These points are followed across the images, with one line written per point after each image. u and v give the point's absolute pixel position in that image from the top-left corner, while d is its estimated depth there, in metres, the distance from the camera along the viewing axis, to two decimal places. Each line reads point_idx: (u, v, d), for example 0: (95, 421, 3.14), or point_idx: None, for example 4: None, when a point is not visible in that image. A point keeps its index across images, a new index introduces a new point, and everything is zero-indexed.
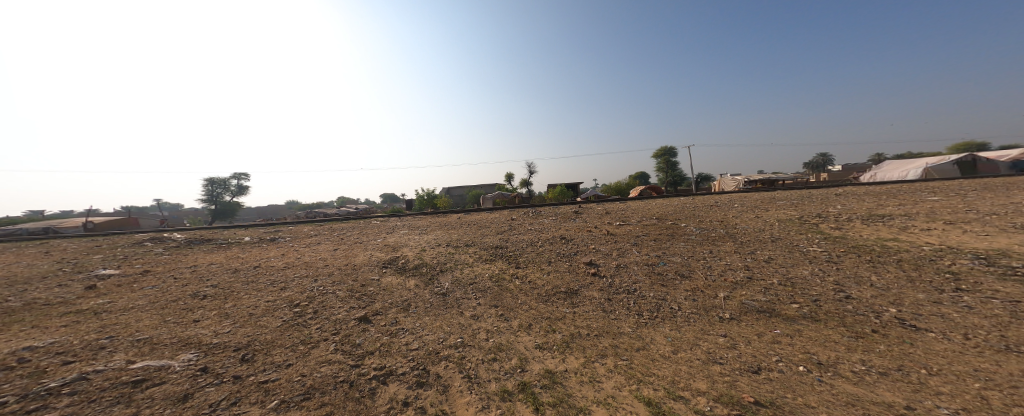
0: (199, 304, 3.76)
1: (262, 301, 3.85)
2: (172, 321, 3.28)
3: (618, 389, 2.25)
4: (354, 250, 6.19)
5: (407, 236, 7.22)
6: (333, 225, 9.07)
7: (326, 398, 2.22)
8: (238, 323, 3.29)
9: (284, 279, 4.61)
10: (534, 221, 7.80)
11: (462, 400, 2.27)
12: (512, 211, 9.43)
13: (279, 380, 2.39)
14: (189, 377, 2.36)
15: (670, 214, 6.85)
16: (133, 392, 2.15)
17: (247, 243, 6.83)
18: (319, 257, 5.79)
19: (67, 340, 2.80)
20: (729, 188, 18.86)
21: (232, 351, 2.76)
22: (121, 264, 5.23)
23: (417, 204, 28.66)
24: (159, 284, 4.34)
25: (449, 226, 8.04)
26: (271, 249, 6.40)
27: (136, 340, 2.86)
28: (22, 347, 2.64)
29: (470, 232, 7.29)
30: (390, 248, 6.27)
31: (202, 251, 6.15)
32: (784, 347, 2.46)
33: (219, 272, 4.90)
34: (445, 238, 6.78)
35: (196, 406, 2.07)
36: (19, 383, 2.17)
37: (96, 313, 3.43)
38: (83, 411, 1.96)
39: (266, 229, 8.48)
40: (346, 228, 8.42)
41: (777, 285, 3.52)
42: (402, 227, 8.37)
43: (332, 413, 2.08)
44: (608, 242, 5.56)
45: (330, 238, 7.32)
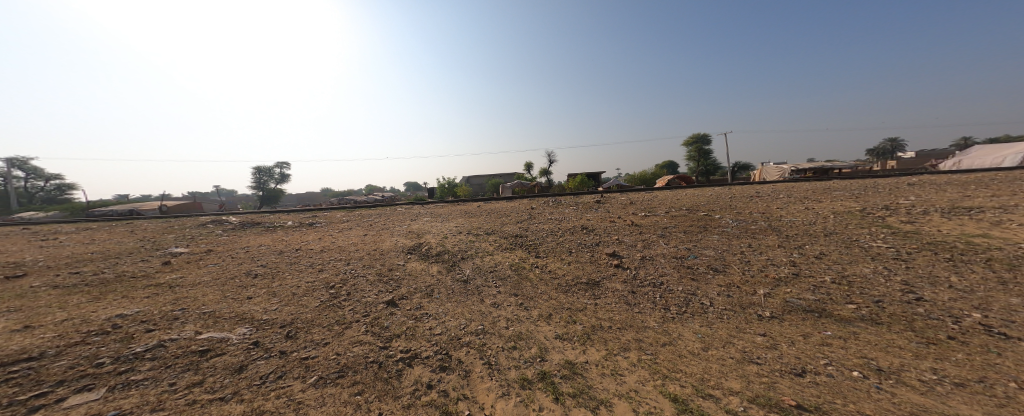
0: (252, 282, 4.13)
1: (303, 282, 4.17)
2: (230, 297, 3.64)
3: (642, 384, 2.22)
4: (381, 236, 6.49)
5: (430, 223, 7.44)
6: (362, 211, 9.52)
7: (358, 377, 2.38)
8: (283, 301, 3.59)
9: (321, 262, 4.94)
10: (556, 210, 7.71)
11: (483, 385, 2.35)
12: (535, 200, 9.38)
13: (318, 357, 2.59)
14: (244, 350, 2.62)
15: (702, 205, 6.50)
16: (198, 361, 2.43)
17: (288, 227, 7.36)
18: (351, 241, 6.13)
19: (150, 310, 3.20)
20: (772, 177, 17.49)
21: (279, 328, 3.02)
22: (189, 243, 5.86)
23: (439, 192, 29.40)
24: (219, 262, 4.82)
25: (471, 214, 8.16)
26: (310, 233, 6.87)
27: (202, 313, 3.21)
28: (115, 314, 3.06)
29: (491, 220, 7.36)
30: (414, 234, 6.50)
31: (253, 233, 6.75)
32: (835, 350, 2.29)
33: (267, 253, 5.35)
34: (468, 226, 6.90)
35: (250, 377, 2.30)
36: (114, 346, 2.52)
37: (171, 286, 3.89)
38: (162, 374, 2.25)
39: (304, 214, 9.08)
40: (374, 215, 8.81)
41: (829, 283, 3.27)
42: (425, 214, 8.64)
43: (363, 391, 2.23)
44: (633, 233, 5.40)
45: (359, 224, 7.70)
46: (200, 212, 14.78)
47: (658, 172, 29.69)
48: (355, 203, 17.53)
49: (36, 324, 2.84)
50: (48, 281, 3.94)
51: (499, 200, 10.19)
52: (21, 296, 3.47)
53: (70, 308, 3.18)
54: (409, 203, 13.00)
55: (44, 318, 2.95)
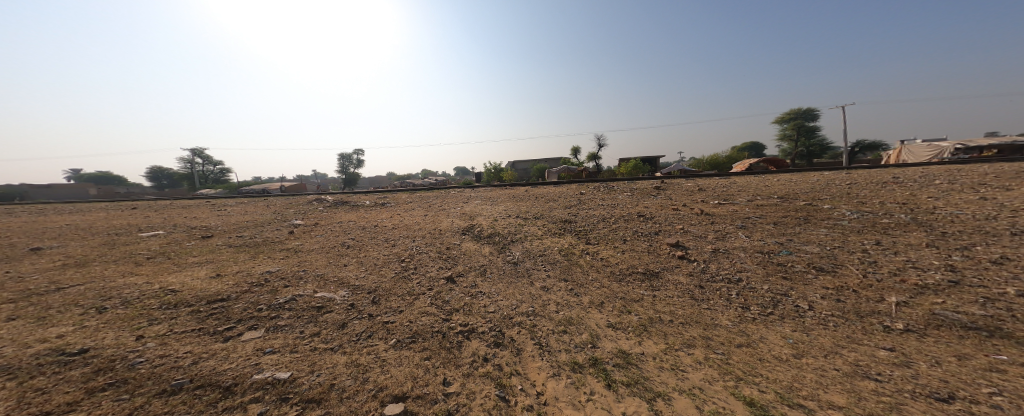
0: (345, 252, 4.86)
1: (381, 255, 4.76)
2: (333, 263, 4.36)
3: (708, 383, 2.07)
4: (439, 216, 6.98)
5: (481, 206, 7.74)
6: (423, 193, 10.32)
7: (427, 344, 2.67)
8: (368, 270, 4.16)
9: (393, 238, 5.55)
10: (611, 195, 7.32)
11: (534, 364, 2.44)
12: (588, 184, 9.02)
13: (396, 322, 2.97)
14: (345, 310, 3.13)
15: (806, 192, 5.53)
16: (314, 316, 2.99)
17: (364, 206, 8.39)
18: (415, 221, 6.74)
19: (284, 269, 4.02)
20: (915, 158, 13.84)
21: (366, 293, 3.53)
22: (303, 216, 7.12)
23: (485, 177, 30.24)
24: (323, 233, 5.78)
25: (520, 198, 8.24)
26: (383, 211, 7.74)
27: (317, 275, 3.92)
28: (266, 269, 3.95)
29: (539, 205, 7.33)
30: (467, 216, 6.84)
31: (343, 210, 7.89)
32: (1007, 379, 1.80)
33: (353, 227, 6.21)
34: (519, 210, 6.99)
35: (349, 332, 2.77)
36: (265, 297, 3.25)
37: (296, 250, 4.83)
38: (294, 323, 2.86)
39: (377, 195, 10.19)
40: (432, 197, 9.49)
41: (1011, 296, 2.52)
42: (475, 197, 8.97)
43: (431, 357, 2.51)
44: (703, 223, 4.86)
45: (421, 205, 8.37)
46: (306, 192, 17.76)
47: (736, 155, 26.06)
48: (417, 186, 19.07)
49: (223, 272, 3.81)
50: (227, 241, 5.20)
51: (549, 184, 10.05)
52: (212, 251, 4.70)
53: (239, 262, 4.19)
54: (464, 186, 13.63)
55: (226, 269, 3.93)
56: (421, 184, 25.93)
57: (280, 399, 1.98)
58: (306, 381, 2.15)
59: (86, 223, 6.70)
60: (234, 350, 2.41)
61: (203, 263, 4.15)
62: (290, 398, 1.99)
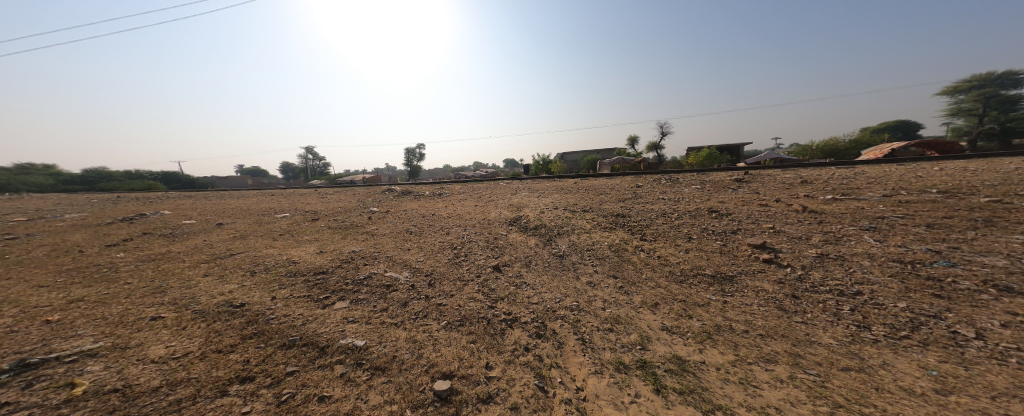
0: (408, 236, 5.27)
1: (437, 241, 5.03)
2: (398, 247, 4.76)
3: (790, 404, 1.78)
4: (488, 207, 7.12)
5: (528, 197, 7.67)
6: (474, 185, 10.64)
7: (473, 328, 2.74)
8: (425, 255, 4.43)
9: (447, 226, 5.83)
10: (676, 189, 6.65)
11: (575, 359, 2.32)
12: (647, 176, 8.35)
13: (447, 305, 3.12)
14: (407, 290, 3.41)
15: (993, 184, 4.24)
16: (384, 293, 3.33)
17: (424, 196, 9.03)
18: (466, 210, 6.98)
19: (365, 249, 4.58)
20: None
21: (424, 275, 3.78)
22: (378, 204, 7.96)
23: (534, 169, 30.26)
24: (393, 219, 6.38)
25: (570, 190, 7.97)
26: (439, 201, 8.21)
27: (385, 256, 4.33)
28: (353, 250, 4.56)
29: (589, 197, 7.00)
30: (515, 207, 6.84)
31: (408, 199, 8.59)
32: None
33: (414, 215, 6.71)
34: (570, 202, 6.76)
35: (411, 311, 3.02)
36: (351, 272, 3.77)
37: (373, 234, 5.42)
38: (370, 298, 3.22)
39: (435, 186, 10.87)
40: (485, 188, 9.74)
41: None
42: (522, 189, 8.92)
43: (476, 341, 2.56)
44: (806, 223, 4.12)
45: (474, 196, 8.67)
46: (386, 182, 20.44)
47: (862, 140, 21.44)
48: (472, 178, 19.86)
49: (325, 250, 4.57)
50: (328, 223, 6.17)
51: (602, 176, 9.53)
52: (322, 231, 5.62)
53: (336, 242, 4.92)
54: (515, 177, 13.70)
55: (328, 247, 4.69)
56: (477, 176, 27.27)
57: (356, 364, 2.26)
58: (375, 351, 2.41)
59: (245, 204, 8.68)
60: (329, 316, 2.83)
61: (313, 241, 4.99)
62: (363, 364, 2.26)
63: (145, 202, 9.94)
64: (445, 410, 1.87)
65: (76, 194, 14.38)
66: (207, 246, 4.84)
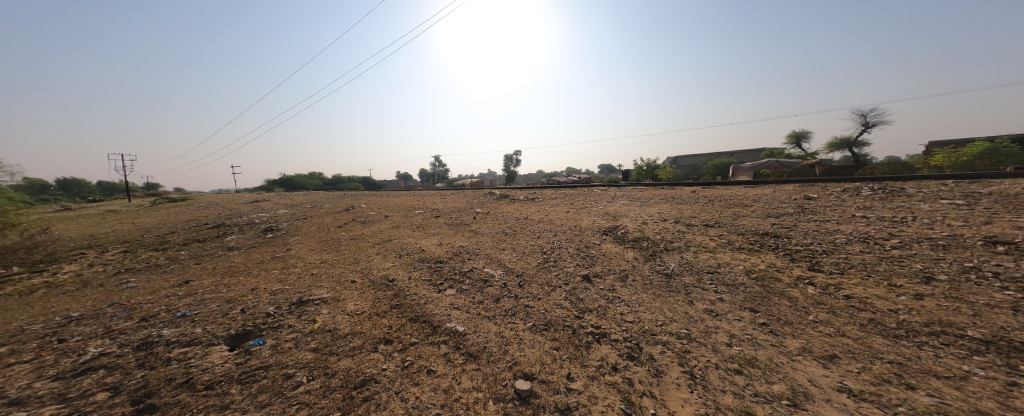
0: (503, 237, 5.64)
1: (529, 244, 5.19)
2: (496, 246, 5.14)
3: None
4: (581, 214, 6.92)
5: (628, 206, 7.09)
6: (568, 190, 10.56)
7: (557, 335, 2.68)
8: (517, 256, 4.64)
9: (539, 230, 5.94)
10: (903, 203, 4.70)
11: (678, 394, 1.96)
12: (817, 187, 6.36)
13: (534, 307, 3.16)
14: (500, 288, 3.65)
15: None
16: (481, 287, 3.67)
17: (525, 199, 9.52)
18: (558, 216, 6.99)
19: (470, 246, 5.18)
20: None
21: (516, 275, 3.97)
22: (481, 205, 8.86)
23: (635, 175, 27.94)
24: (491, 220, 6.99)
25: (684, 200, 6.92)
26: (531, 205, 8.52)
27: (483, 254, 4.75)
28: (460, 245, 5.22)
29: (711, 210, 5.90)
30: (611, 216, 6.42)
31: (506, 202, 9.25)
32: None
33: (510, 217, 7.14)
34: (688, 214, 5.85)
35: (502, 307, 3.21)
36: (458, 265, 4.33)
37: (475, 232, 6.07)
38: (469, 290, 3.61)
39: (537, 191, 11.27)
40: (584, 194, 9.49)
41: None
42: (621, 197, 8.33)
43: (559, 348, 2.50)
44: None
45: (568, 201, 8.61)
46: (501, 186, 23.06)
47: None
48: (578, 184, 20.04)
49: (441, 243, 5.44)
50: (445, 219, 7.28)
51: (730, 185, 7.89)
52: (442, 226, 6.71)
53: (450, 238, 5.74)
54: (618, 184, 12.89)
55: (444, 241, 5.57)
56: (579, 182, 27.27)
57: (456, 347, 2.57)
58: (470, 338, 2.68)
59: (398, 201, 11.28)
60: (438, 301, 3.34)
61: (434, 235, 6.01)
62: (460, 348, 2.55)
63: (351, 197, 14.47)
64: (524, 409, 1.90)
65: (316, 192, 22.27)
66: (373, 234, 6.55)
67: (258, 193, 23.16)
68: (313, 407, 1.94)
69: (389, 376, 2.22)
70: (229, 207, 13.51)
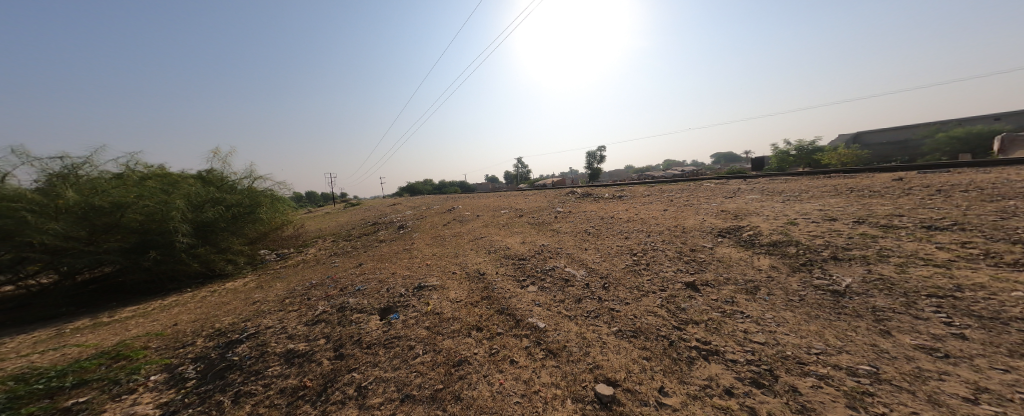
0: (587, 237, 5.43)
1: (615, 245, 4.84)
2: (581, 246, 4.98)
3: None
4: (683, 213, 6.04)
5: (755, 203, 5.76)
6: (665, 186, 9.40)
7: (648, 344, 2.42)
8: (602, 257, 4.39)
9: (628, 230, 5.49)
10: None
11: None
12: None
13: (620, 312, 2.94)
14: (582, 288, 3.53)
15: None
16: (562, 286, 3.63)
17: (617, 198, 8.88)
18: (652, 215, 6.30)
19: (551, 244, 5.20)
20: None
21: (599, 277, 3.76)
22: (563, 204, 8.77)
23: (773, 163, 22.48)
24: (574, 219, 6.83)
25: (872, 194, 5.01)
26: (620, 204, 7.94)
27: (566, 253, 4.68)
28: (541, 244, 5.30)
29: (934, 204, 4.07)
30: (729, 215, 5.35)
31: (591, 201, 8.90)
32: None
33: (592, 217, 6.82)
34: (882, 212, 4.16)
35: (584, 308, 3.11)
36: (540, 263, 4.41)
37: (557, 231, 6.04)
38: (551, 287, 3.64)
39: (632, 188, 10.33)
40: (690, 190, 8.22)
41: None
42: (749, 191, 6.84)
43: (651, 359, 2.25)
44: None
45: (666, 199, 7.66)
46: (600, 184, 22.31)
47: None
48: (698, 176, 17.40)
49: (524, 241, 5.64)
50: (528, 219, 7.52)
51: (990, 170, 5.20)
52: (525, 225, 6.94)
53: (533, 236, 5.89)
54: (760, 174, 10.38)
55: (526, 239, 5.75)
56: (693, 175, 23.77)
57: (536, 342, 2.63)
58: (551, 335, 2.69)
59: (487, 201, 12.30)
60: (521, 296, 3.50)
61: (518, 233, 6.27)
62: (541, 344, 2.60)
63: (454, 199, 16.44)
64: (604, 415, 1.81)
65: (429, 195, 26.34)
66: (468, 231, 7.30)
67: (394, 198, 28.99)
68: (423, 377, 2.37)
69: (479, 360, 2.49)
70: (377, 208, 17.56)
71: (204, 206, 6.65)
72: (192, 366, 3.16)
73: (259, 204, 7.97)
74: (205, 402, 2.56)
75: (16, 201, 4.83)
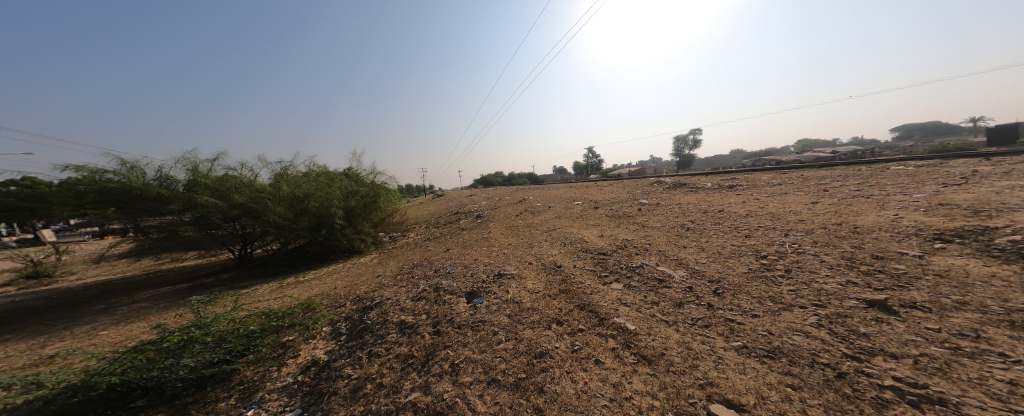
0: (685, 233, 4.61)
1: (729, 244, 3.89)
2: (675, 242, 4.28)
3: None
4: (844, 207, 4.45)
5: (988, 195, 3.81)
6: (800, 175, 7.32)
7: (795, 370, 1.76)
8: (710, 257, 3.58)
9: (748, 226, 4.36)
10: None
11: None
12: None
13: (744, 325, 2.29)
14: (682, 291, 2.97)
15: None
16: (654, 286, 3.18)
17: (722, 189, 7.37)
18: (787, 209, 4.87)
19: (637, 239, 4.64)
20: None
21: (707, 280, 3.07)
22: (648, 196, 7.79)
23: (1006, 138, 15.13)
24: (664, 212, 5.96)
25: None
26: (732, 195, 6.54)
27: (657, 250, 4.08)
28: (623, 239, 4.77)
29: None
30: (944, 210, 3.59)
31: (685, 192, 7.67)
32: None
33: (693, 210, 5.78)
34: None
35: (686, 314, 2.60)
36: (625, 258, 4.00)
37: (643, 226, 5.35)
38: (640, 287, 3.23)
39: (743, 177, 8.43)
40: (840, 180, 6.18)
41: None
42: (977, 179, 4.58)
43: (799, 388, 1.64)
44: None
45: (799, 191, 5.95)
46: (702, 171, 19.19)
47: None
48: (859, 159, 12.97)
49: (602, 235, 5.19)
50: (605, 211, 6.92)
51: None
52: (605, 217, 6.40)
53: (614, 230, 5.39)
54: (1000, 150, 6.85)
55: (605, 232, 5.30)
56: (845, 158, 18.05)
57: (626, 345, 2.35)
58: (644, 340, 2.35)
59: (559, 192, 11.95)
60: (605, 293, 3.22)
61: (598, 226, 5.82)
62: (631, 348, 2.29)
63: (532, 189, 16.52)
64: None
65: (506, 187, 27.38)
66: (541, 222, 7.15)
67: (473, 189, 31.29)
68: (507, 363, 2.40)
69: (561, 355, 2.36)
70: (461, 198, 19.01)
71: (350, 196, 8.19)
72: (344, 324, 3.89)
73: (379, 193, 9.08)
74: (352, 355, 3.10)
75: (263, 192, 7.19)
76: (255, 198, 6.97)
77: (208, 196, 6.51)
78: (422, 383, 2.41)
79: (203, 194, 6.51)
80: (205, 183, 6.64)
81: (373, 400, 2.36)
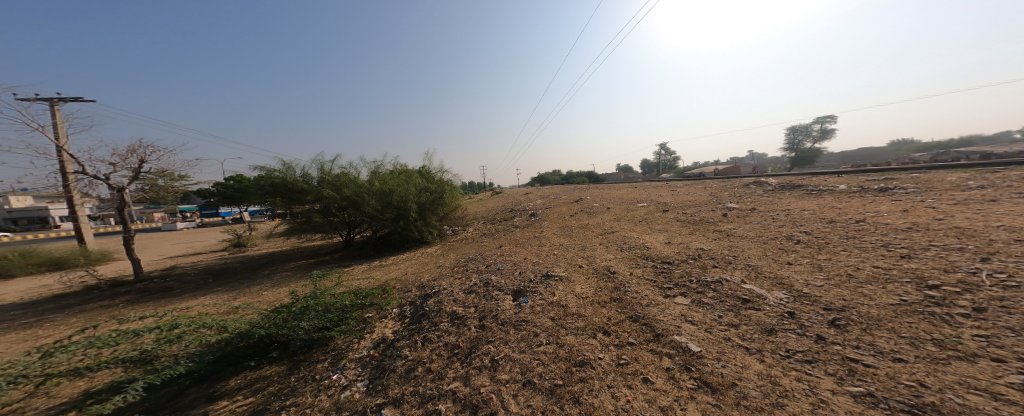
0: (794, 247, 3.81)
1: (869, 265, 3.00)
2: (773, 257, 3.59)
3: None
4: None
5: None
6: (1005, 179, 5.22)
7: None
8: (831, 280, 2.83)
9: (911, 244, 3.28)
10: None
11: None
12: None
13: (873, 368, 1.71)
14: (773, 316, 2.45)
15: None
16: (733, 306, 2.69)
17: (854, 196, 5.79)
18: (988, 223, 3.47)
19: (716, 250, 4.04)
20: None
21: (812, 306, 2.46)
22: (739, 200, 6.71)
23: None
24: (761, 220, 5.04)
25: None
26: (884, 202, 5.07)
27: (747, 265, 3.47)
28: (699, 247, 4.21)
29: None
30: None
31: (796, 197, 6.38)
32: None
33: (812, 219, 4.71)
34: None
35: (775, 343, 2.12)
36: (697, 270, 3.51)
37: (728, 234, 4.63)
38: (714, 306, 2.77)
39: (895, 181, 6.42)
40: None
41: None
42: None
43: None
44: None
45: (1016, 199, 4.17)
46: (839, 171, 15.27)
47: None
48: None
49: (671, 241, 4.67)
50: (676, 215, 6.18)
51: None
52: (684, 221, 5.74)
53: (688, 236, 4.82)
54: None
55: (674, 239, 4.77)
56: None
57: (685, 367, 2.03)
58: (711, 366, 1.99)
59: (621, 193, 11.15)
60: (668, 308, 2.85)
61: (666, 232, 5.24)
62: (691, 372, 1.97)
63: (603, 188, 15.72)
64: None
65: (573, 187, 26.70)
66: (597, 223, 6.82)
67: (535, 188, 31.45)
68: (544, 367, 2.30)
69: (603, 367, 2.17)
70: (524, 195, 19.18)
71: (423, 192, 8.95)
72: (409, 307, 4.28)
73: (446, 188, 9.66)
74: (410, 338, 3.36)
75: (361, 186, 8.38)
76: (357, 193, 8.17)
77: (329, 190, 8.06)
78: (463, 374, 2.47)
79: (326, 188, 8.07)
80: (327, 179, 8.20)
81: (421, 383, 2.50)
